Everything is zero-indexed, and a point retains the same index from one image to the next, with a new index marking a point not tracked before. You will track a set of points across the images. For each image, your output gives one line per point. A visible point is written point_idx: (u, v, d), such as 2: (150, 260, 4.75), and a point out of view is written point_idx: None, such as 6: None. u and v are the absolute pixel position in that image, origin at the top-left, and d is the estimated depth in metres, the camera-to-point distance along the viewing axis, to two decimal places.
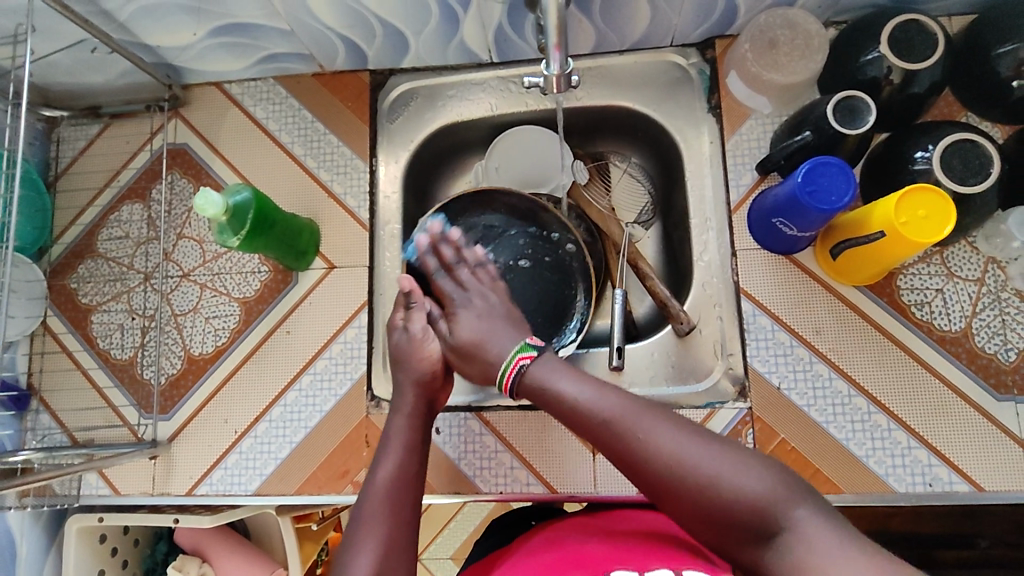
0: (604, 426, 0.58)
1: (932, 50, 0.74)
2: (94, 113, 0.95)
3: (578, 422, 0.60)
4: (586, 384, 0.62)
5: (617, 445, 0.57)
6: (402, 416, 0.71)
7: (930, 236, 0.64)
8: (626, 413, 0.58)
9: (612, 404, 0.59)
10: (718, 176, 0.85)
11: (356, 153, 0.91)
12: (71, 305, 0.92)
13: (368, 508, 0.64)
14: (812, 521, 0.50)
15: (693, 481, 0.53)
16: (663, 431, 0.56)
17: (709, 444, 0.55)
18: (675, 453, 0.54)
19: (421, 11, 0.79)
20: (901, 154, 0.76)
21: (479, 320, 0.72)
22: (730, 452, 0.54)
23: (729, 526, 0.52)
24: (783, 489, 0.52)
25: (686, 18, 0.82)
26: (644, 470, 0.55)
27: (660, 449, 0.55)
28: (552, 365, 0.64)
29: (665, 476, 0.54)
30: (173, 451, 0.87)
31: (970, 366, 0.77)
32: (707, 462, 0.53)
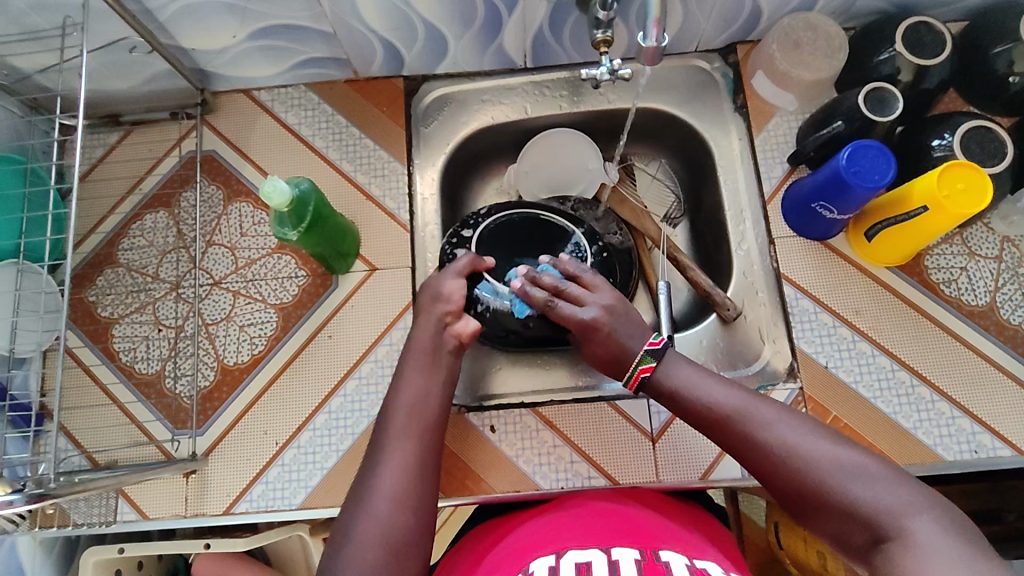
0: (724, 421, 0.61)
1: (941, 48, 0.81)
2: (114, 121, 0.93)
3: (699, 419, 0.63)
4: (710, 380, 0.64)
5: (737, 442, 0.60)
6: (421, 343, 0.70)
7: (972, 207, 0.69)
8: (746, 412, 0.60)
9: (733, 403, 0.61)
10: (750, 171, 0.89)
11: (394, 156, 0.92)
12: (89, 318, 0.87)
13: (393, 436, 0.63)
14: (932, 529, 0.49)
15: (814, 482, 0.55)
16: (784, 431, 0.58)
17: (836, 451, 0.56)
18: (801, 457, 0.56)
19: (467, 14, 0.82)
20: (919, 143, 0.81)
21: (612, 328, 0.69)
22: (853, 455, 0.55)
23: (851, 527, 0.53)
24: (910, 498, 0.52)
25: (714, 23, 0.87)
26: (762, 468, 0.58)
27: (780, 450, 0.57)
28: (680, 364, 0.66)
29: (784, 475, 0.57)
30: (209, 467, 0.81)
31: (999, 337, 0.81)
32: (835, 470, 0.55)
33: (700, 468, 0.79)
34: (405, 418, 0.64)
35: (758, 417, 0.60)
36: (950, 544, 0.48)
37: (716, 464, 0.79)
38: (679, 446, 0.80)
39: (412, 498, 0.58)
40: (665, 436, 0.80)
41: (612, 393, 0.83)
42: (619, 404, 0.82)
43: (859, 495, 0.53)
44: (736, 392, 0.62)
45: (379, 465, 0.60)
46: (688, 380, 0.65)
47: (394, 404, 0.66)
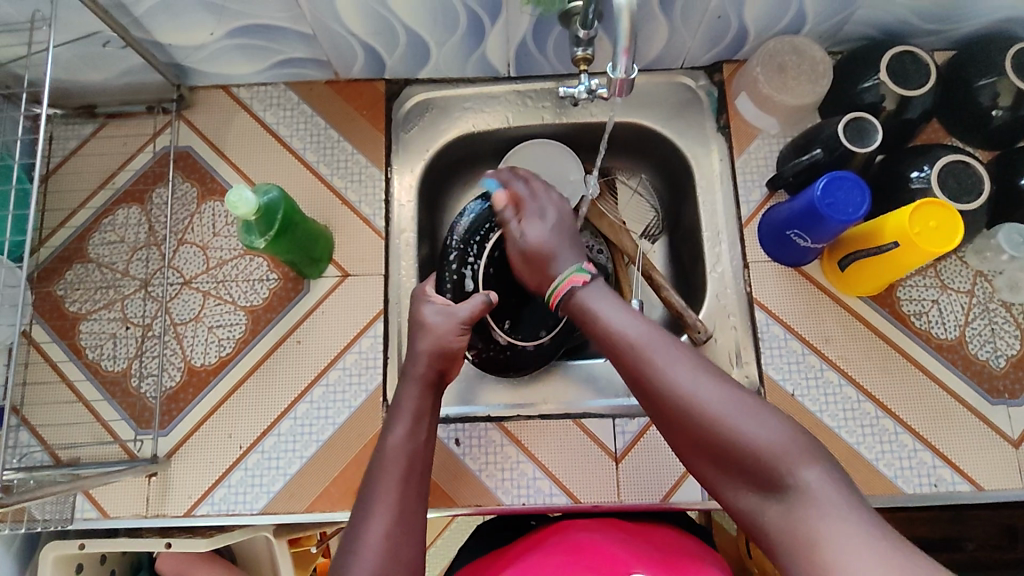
0: (629, 351, 0.58)
1: (926, 79, 0.80)
2: (90, 112, 0.91)
3: (607, 346, 0.60)
4: (626, 311, 0.61)
5: (639, 377, 0.57)
6: (413, 385, 0.68)
7: (942, 246, 0.68)
8: (653, 343, 0.57)
9: (643, 334, 0.58)
10: (728, 193, 0.89)
11: (372, 162, 0.91)
12: (56, 313, 0.86)
13: (382, 478, 0.61)
14: (820, 481, 0.49)
15: (707, 419, 0.52)
16: (687, 365, 0.55)
17: (734, 390, 0.53)
18: (693, 391, 0.54)
19: (449, 23, 0.80)
20: (898, 173, 0.81)
21: (550, 233, 0.71)
22: (751, 399, 0.53)
23: (736, 469, 0.52)
24: (802, 446, 0.50)
25: (699, 42, 0.86)
26: (654, 397, 0.56)
27: (679, 385, 0.54)
28: (603, 292, 0.64)
29: (679, 411, 0.54)
30: (172, 468, 0.81)
31: (965, 372, 0.82)
32: (731, 408, 0.52)
33: (662, 490, 0.79)
34: (398, 461, 0.62)
35: (663, 349, 0.56)
36: (834, 495, 0.48)
37: (677, 487, 0.80)
38: (642, 467, 0.80)
39: (400, 546, 0.57)
40: (628, 456, 0.81)
41: (578, 410, 0.83)
42: (584, 422, 0.82)
43: (752, 437, 0.51)
44: (647, 323, 0.59)
45: (368, 509, 0.59)
46: (605, 311, 0.62)
47: (388, 445, 0.64)
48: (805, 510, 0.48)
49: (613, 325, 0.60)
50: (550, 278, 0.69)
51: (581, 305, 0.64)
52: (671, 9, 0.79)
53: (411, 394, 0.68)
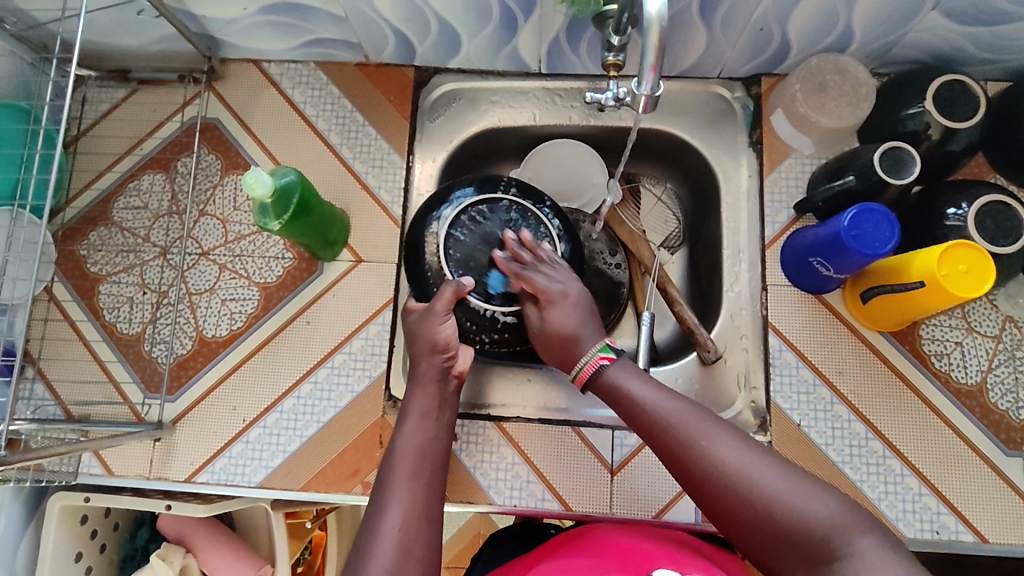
0: (670, 432, 0.57)
1: (973, 111, 0.77)
2: (123, 77, 0.92)
3: (645, 427, 0.59)
4: (662, 391, 0.60)
5: (684, 461, 0.55)
6: (420, 384, 0.70)
7: (970, 291, 0.66)
8: (696, 422, 0.56)
9: (686, 412, 0.57)
10: (753, 211, 0.87)
11: (394, 149, 0.90)
12: (78, 272, 0.88)
13: (395, 475, 0.62)
14: (877, 551, 0.48)
15: (759, 499, 0.51)
16: (734, 442, 0.55)
17: (780, 465, 0.53)
18: (738, 467, 0.53)
19: (482, 16, 0.79)
20: (934, 208, 0.78)
21: (569, 316, 0.68)
22: (798, 472, 0.53)
23: (789, 549, 0.50)
24: (857, 519, 0.50)
25: (739, 52, 0.84)
26: (696, 478, 0.54)
27: (728, 464, 0.53)
28: (632, 371, 0.62)
29: (729, 491, 0.53)
30: (176, 434, 0.83)
31: (982, 420, 0.79)
32: (781, 484, 0.52)
33: (654, 507, 0.79)
34: (409, 458, 0.64)
35: (706, 427, 0.56)
36: (894, 567, 0.47)
37: (671, 505, 0.79)
38: (638, 481, 0.80)
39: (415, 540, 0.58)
40: (624, 470, 0.80)
41: (578, 418, 0.83)
42: (583, 430, 0.82)
43: (807, 511, 0.50)
44: (682, 401, 0.59)
45: (382, 503, 0.60)
46: (639, 389, 0.61)
47: (399, 443, 0.65)
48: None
49: (650, 404, 0.59)
50: (575, 356, 0.67)
51: (606, 383, 0.63)
52: (711, 17, 0.77)
53: (421, 396, 0.69)
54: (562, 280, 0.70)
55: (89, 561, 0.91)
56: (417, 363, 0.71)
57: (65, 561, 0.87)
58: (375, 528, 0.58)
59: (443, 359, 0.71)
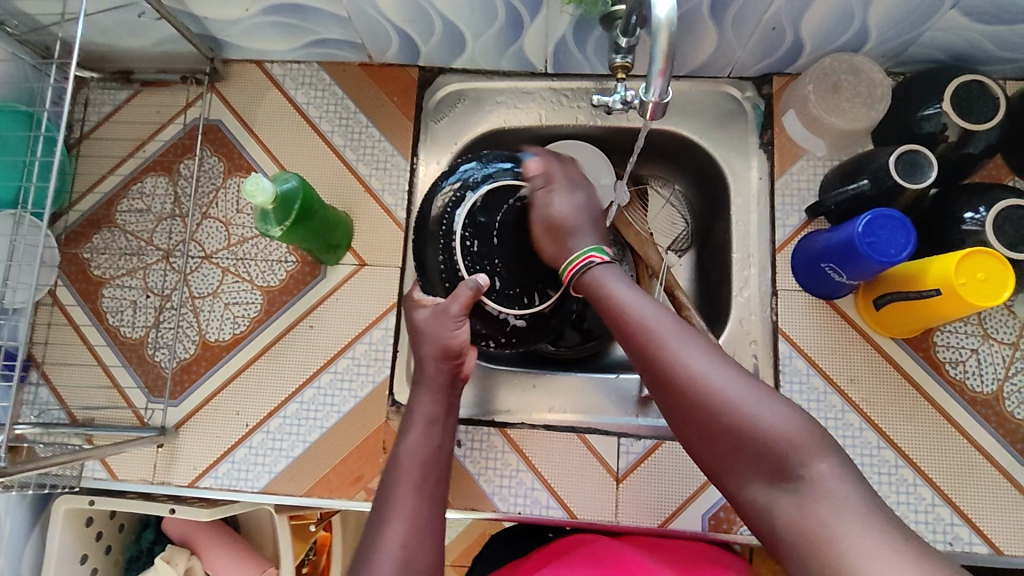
0: (638, 334, 0.55)
1: (993, 112, 0.74)
2: (125, 78, 0.91)
3: (615, 321, 0.58)
4: (639, 293, 0.59)
5: (645, 357, 0.54)
6: (425, 390, 0.68)
7: (988, 300, 0.64)
8: (663, 327, 0.55)
9: (655, 314, 0.56)
10: (764, 215, 0.85)
11: (398, 151, 0.89)
12: (81, 276, 0.88)
13: (396, 487, 0.60)
14: (835, 475, 0.46)
15: (716, 404, 0.50)
16: (700, 349, 0.53)
17: (745, 380, 0.51)
18: (702, 370, 0.51)
19: (486, 16, 0.78)
20: (950, 212, 0.76)
21: (572, 207, 0.69)
22: (763, 389, 0.51)
23: (742, 460, 0.49)
24: (817, 440, 0.48)
25: (750, 52, 0.82)
26: (658, 373, 0.53)
27: (688, 366, 0.52)
28: (616, 275, 0.62)
29: (687, 393, 0.51)
30: (180, 439, 0.83)
31: (998, 429, 0.77)
32: (743, 395, 0.50)
33: (660, 515, 0.78)
34: (413, 467, 0.62)
35: (674, 331, 0.54)
36: (851, 495, 0.45)
37: (678, 513, 0.78)
38: (644, 489, 0.79)
39: (417, 557, 0.55)
40: (630, 478, 0.79)
41: (584, 424, 0.82)
42: (588, 437, 0.81)
43: (763, 426, 0.48)
44: (657, 306, 0.57)
45: (382, 520, 0.58)
46: (615, 291, 0.59)
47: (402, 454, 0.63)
48: (822, 501, 0.45)
49: (624, 301, 0.58)
50: (568, 250, 0.68)
51: (591, 283, 0.62)
52: (722, 16, 0.75)
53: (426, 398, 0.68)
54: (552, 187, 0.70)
55: (94, 563, 0.92)
56: (421, 371, 0.69)
57: (71, 563, 0.88)
58: (377, 541, 0.56)
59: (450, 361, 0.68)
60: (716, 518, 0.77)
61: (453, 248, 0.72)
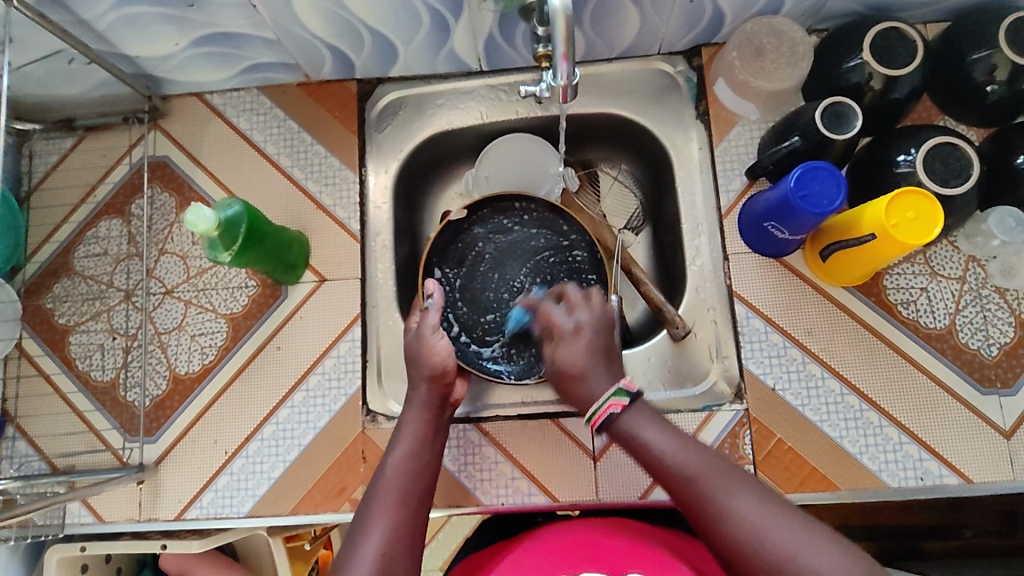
0: (686, 483, 0.56)
1: (912, 56, 0.77)
2: (68, 126, 0.92)
3: (661, 475, 0.58)
4: (669, 433, 0.59)
5: (700, 515, 0.55)
6: (413, 409, 0.73)
7: (920, 238, 0.65)
8: (713, 475, 0.56)
9: (688, 459, 0.57)
10: (708, 182, 0.87)
11: (345, 164, 0.91)
12: (46, 326, 0.88)
13: (381, 490, 0.65)
14: None
15: (773, 557, 0.51)
16: (749, 500, 0.53)
17: (795, 521, 0.52)
18: (755, 521, 0.52)
19: (412, 21, 0.79)
20: (884, 156, 0.78)
21: (581, 352, 0.65)
22: (819, 531, 0.51)
23: None
24: None
25: (674, 26, 0.83)
26: (711, 534, 0.54)
27: (738, 520, 0.53)
28: (646, 414, 0.61)
29: (747, 553, 0.52)
30: (161, 473, 0.84)
31: (955, 362, 0.79)
32: (797, 542, 0.51)
33: (641, 487, 0.79)
34: (394, 485, 0.65)
35: (723, 481, 0.55)
36: None
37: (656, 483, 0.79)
38: (622, 465, 0.80)
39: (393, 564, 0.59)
40: (606, 455, 0.80)
41: (557, 409, 0.83)
42: (562, 421, 0.82)
43: (824, 575, 0.49)
44: (702, 453, 0.57)
45: (365, 526, 0.61)
46: (649, 438, 0.59)
47: (385, 465, 0.68)
48: None
49: (665, 454, 0.58)
50: (585, 397, 0.63)
51: (623, 432, 0.61)
52: None
53: (409, 419, 0.72)
54: (576, 317, 0.67)
55: None
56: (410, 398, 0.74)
57: None
58: (356, 548, 0.59)
59: (429, 387, 0.73)
60: None
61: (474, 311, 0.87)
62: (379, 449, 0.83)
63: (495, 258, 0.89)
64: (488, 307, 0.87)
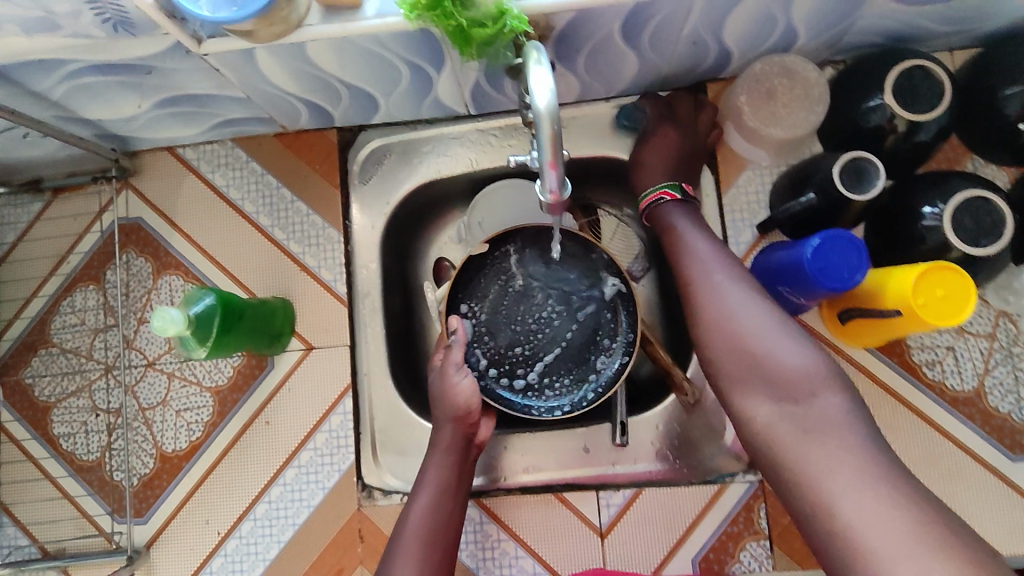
0: (689, 265, 0.65)
1: (940, 99, 0.69)
2: (36, 188, 0.87)
3: (675, 252, 0.68)
4: (700, 234, 0.68)
5: (687, 286, 0.65)
6: (437, 452, 0.69)
7: (952, 319, 0.60)
8: (714, 266, 0.64)
9: (714, 311, 0.61)
10: (715, 233, 0.81)
11: (329, 222, 0.85)
12: (27, 404, 0.85)
13: (401, 541, 0.63)
14: (840, 411, 0.53)
15: (736, 325, 0.59)
16: (731, 280, 0.62)
17: (768, 306, 0.60)
18: (732, 306, 0.60)
19: (392, 76, 0.72)
20: (909, 207, 0.72)
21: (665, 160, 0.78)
22: (788, 328, 0.59)
23: (754, 377, 0.58)
24: (826, 376, 0.55)
25: (677, 65, 0.76)
26: (688, 290, 0.64)
27: (721, 300, 0.61)
28: (687, 216, 0.70)
29: (715, 320, 0.61)
30: (154, 557, 0.81)
31: (984, 427, 0.74)
32: (765, 331, 0.58)
33: (652, 563, 0.76)
34: (416, 541, 0.63)
35: (716, 265, 0.64)
36: (869, 459, 0.50)
37: (667, 559, 0.76)
38: (629, 541, 0.77)
39: None
40: (614, 530, 0.77)
41: (561, 481, 0.80)
42: (567, 495, 0.79)
43: (780, 358, 0.57)
44: (713, 244, 0.66)
45: None
46: (681, 227, 0.69)
47: (407, 516, 0.65)
48: (822, 444, 0.52)
49: (688, 251, 0.66)
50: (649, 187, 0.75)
51: (663, 218, 0.71)
52: (640, 41, 0.69)
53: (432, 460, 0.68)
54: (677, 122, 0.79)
55: None
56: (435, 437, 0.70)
57: None
58: None
59: (455, 426, 0.70)
60: (706, 560, 0.76)
61: (502, 347, 0.80)
62: (377, 527, 0.80)
63: (525, 287, 0.81)
64: (519, 341, 0.80)
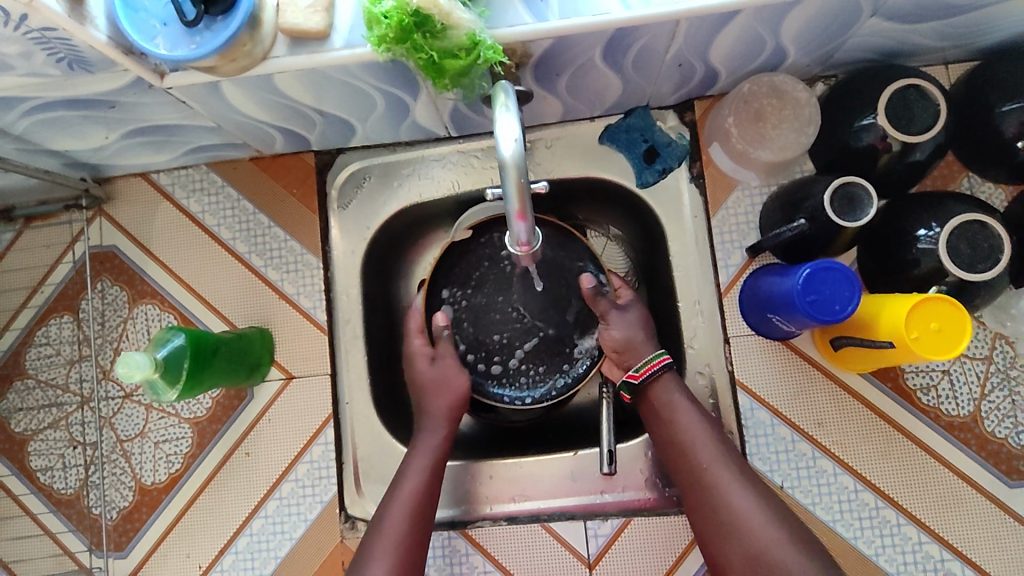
0: (696, 477, 0.65)
1: (935, 119, 0.67)
2: (7, 217, 0.84)
3: (677, 452, 0.67)
4: (701, 422, 0.68)
5: (693, 478, 0.65)
6: (430, 433, 0.72)
7: (947, 352, 0.58)
8: (721, 470, 0.64)
9: (706, 443, 0.66)
10: (703, 256, 0.79)
11: (307, 248, 0.83)
12: (3, 438, 0.83)
13: (392, 508, 0.66)
14: None
15: (750, 545, 0.60)
16: (738, 484, 0.63)
17: (780, 521, 0.60)
18: (744, 510, 0.61)
19: (366, 103, 0.70)
20: (903, 230, 0.70)
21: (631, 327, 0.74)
22: (802, 539, 0.59)
23: None
24: None
25: (662, 85, 0.74)
26: (700, 500, 0.64)
27: (731, 499, 0.62)
28: (681, 393, 0.69)
29: (723, 524, 0.62)
30: None
31: (980, 453, 0.72)
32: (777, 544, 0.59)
33: None
34: (408, 504, 0.66)
35: (722, 471, 0.64)
36: None
37: None
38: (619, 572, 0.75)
39: None
40: (602, 561, 0.75)
41: (546, 510, 0.78)
42: (552, 525, 0.77)
43: (792, 569, 0.57)
44: (717, 439, 0.67)
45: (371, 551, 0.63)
46: (679, 412, 0.68)
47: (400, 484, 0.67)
48: None
49: (684, 425, 0.67)
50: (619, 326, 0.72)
51: (659, 393, 0.70)
52: (621, 65, 0.67)
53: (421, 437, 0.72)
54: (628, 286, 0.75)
55: None
56: (431, 420, 0.73)
57: None
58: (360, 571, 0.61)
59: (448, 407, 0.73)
60: None
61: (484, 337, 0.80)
62: None
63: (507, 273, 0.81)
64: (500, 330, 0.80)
